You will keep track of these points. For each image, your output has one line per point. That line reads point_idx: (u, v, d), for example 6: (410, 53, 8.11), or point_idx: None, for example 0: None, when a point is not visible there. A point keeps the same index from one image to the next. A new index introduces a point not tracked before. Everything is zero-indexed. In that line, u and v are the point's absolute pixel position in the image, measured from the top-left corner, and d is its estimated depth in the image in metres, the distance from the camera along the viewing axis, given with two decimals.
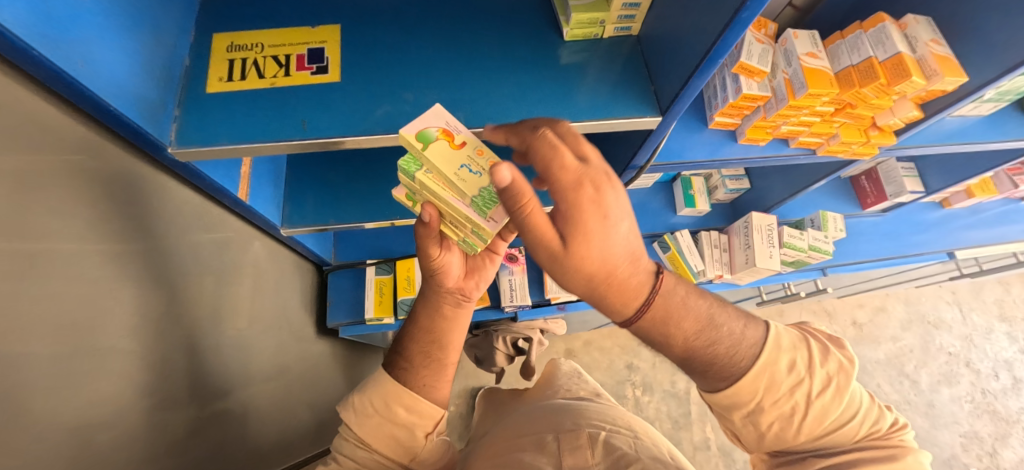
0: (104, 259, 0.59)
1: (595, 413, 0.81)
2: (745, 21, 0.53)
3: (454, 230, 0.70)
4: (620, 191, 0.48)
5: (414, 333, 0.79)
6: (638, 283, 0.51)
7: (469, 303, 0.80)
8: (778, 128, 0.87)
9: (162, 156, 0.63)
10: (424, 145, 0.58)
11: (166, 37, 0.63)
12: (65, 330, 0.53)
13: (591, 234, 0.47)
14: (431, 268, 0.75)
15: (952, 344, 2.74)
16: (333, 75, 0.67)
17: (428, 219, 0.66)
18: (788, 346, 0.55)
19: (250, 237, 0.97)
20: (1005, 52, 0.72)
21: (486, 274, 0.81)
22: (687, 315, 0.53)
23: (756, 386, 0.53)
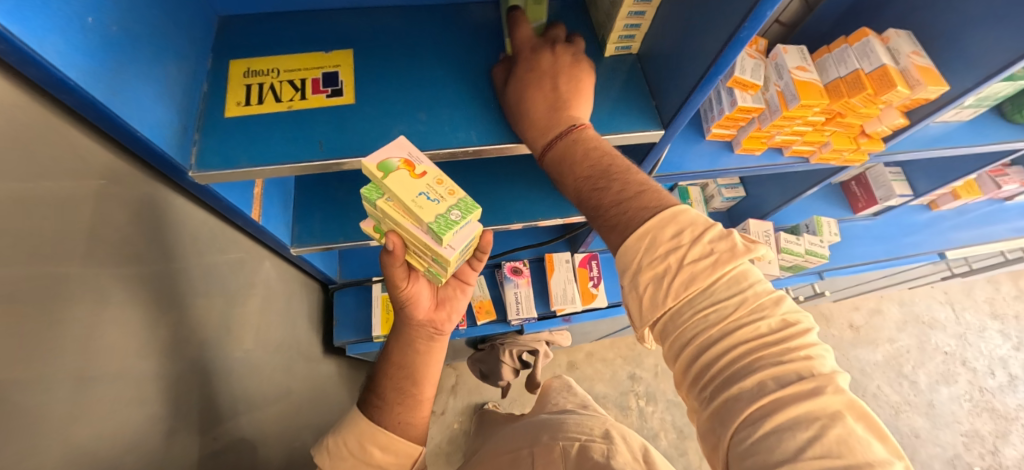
0: (127, 280, 0.60)
1: (572, 425, 0.87)
2: (743, 39, 0.56)
3: (420, 259, 0.69)
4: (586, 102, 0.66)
5: (388, 369, 0.80)
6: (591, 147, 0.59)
7: (442, 336, 0.82)
8: (773, 138, 0.91)
9: (183, 180, 0.65)
10: (384, 175, 0.56)
11: (186, 63, 0.65)
12: (92, 352, 0.54)
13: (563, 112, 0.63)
14: (400, 301, 0.75)
15: (948, 344, 2.78)
16: (347, 98, 0.70)
17: (393, 248, 0.62)
18: (708, 235, 0.47)
19: (261, 257, 0.98)
20: (982, 60, 0.76)
21: (457, 306, 0.82)
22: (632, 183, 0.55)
23: (659, 245, 0.48)
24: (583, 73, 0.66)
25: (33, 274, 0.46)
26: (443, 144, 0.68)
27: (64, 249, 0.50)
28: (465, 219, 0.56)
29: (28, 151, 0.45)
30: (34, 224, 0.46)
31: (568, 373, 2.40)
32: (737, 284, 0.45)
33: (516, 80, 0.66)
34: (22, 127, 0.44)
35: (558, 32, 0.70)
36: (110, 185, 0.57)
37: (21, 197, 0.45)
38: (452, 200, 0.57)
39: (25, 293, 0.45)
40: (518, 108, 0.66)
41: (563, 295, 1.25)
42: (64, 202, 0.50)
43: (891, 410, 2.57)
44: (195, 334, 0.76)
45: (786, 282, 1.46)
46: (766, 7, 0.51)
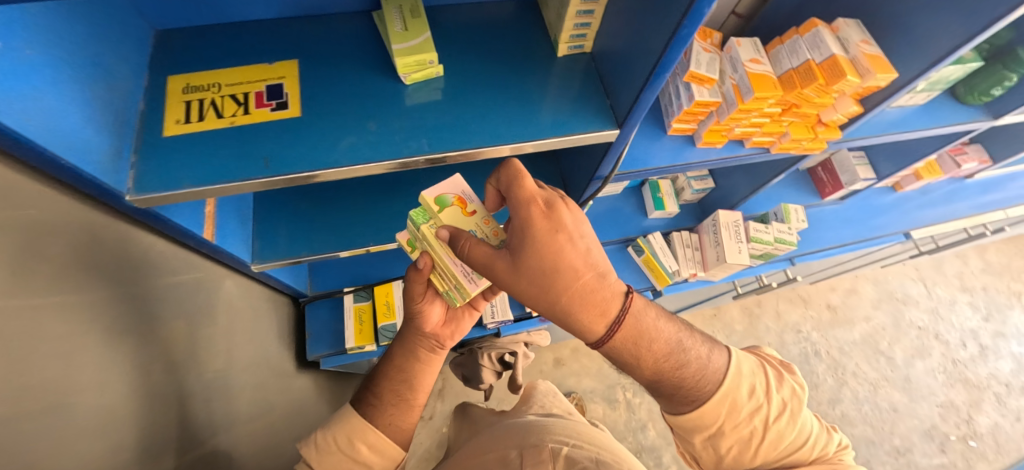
0: (72, 313, 0.57)
1: (558, 428, 0.87)
2: (686, 36, 0.56)
3: (443, 282, 0.74)
4: (575, 210, 0.60)
5: (388, 371, 0.82)
6: (605, 299, 0.60)
7: (443, 351, 0.83)
8: (732, 131, 0.91)
9: (122, 204, 0.62)
10: (440, 208, 0.68)
11: (118, 82, 0.62)
12: (37, 392, 0.51)
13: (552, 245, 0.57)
14: (413, 311, 0.78)
15: (921, 319, 2.87)
16: (293, 110, 0.68)
17: (423, 266, 0.71)
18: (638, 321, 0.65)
19: (222, 276, 0.95)
20: (928, 47, 0.77)
21: (462, 326, 0.84)
22: (658, 338, 0.64)
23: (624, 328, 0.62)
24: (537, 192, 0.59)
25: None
26: (395, 153, 0.67)
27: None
28: None
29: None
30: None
31: (554, 370, 2.40)
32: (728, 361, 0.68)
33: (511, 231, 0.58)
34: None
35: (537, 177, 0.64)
36: (48, 214, 0.54)
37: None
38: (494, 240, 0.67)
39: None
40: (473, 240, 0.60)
41: None
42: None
43: (869, 387, 2.64)
44: (153, 362, 0.73)
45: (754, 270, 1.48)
46: (703, 4, 0.51)
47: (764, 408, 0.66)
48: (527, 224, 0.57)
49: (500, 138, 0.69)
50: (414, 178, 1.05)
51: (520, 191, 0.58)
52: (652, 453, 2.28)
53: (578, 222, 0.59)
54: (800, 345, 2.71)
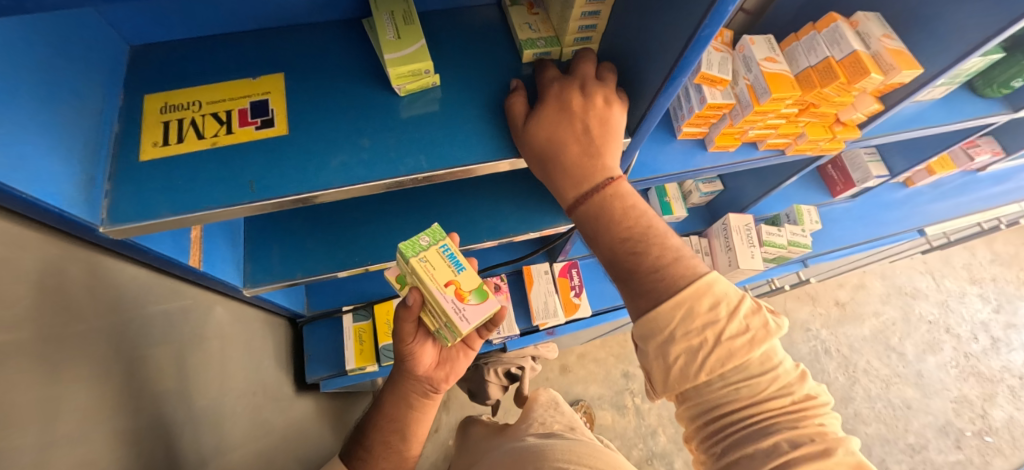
0: (44, 360, 0.52)
1: (560, 453, 0.81)
2: (706, 38, 0.50)
3: (434, 320, 0.67)
4: (595, 95, 0.63)
5: (378, 420, 0.77)
6: (614, 207, 0.60)
7: (438, 394, 0.77)
8: (746, 134, 0.87)
9: (93, 237, 0.57)
10: (511, 5, 0.74)
11: (90, 103, 0.57)
12: (18, 450, 0.48)
13: (563, 119, 0.62)
14: (401, 354, 0.71)
15: (931, 312, 2.82)
16: (280, 128, 0.63)
17: (412, 303, 0.63)
18: (744, 310, 0.56)
19: (210, 303, 0.90)
20: (957, 39, 0.73)
21: (459, 366, 0.77)
22: (678, 269, 0.57)
23: (696, 317, 0.55)
24: (617, 109, 0.63)
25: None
26: (390, 172, 0.62)
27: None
28: (546, 47, 0.70)
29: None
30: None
31: (561, 377, 2.35)
32: (768, 363, 0.55)
33: (538, 119, 0.62)
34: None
35: (586, 71, 0.65)
36: (6, 253, 0.48)
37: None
38: (545, 35, 0.71)
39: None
40: (545, 144, 0.62)
41: (545, 309, 1.21)
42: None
43: (881, 383, 2.60)
44: (137, 403, 0.68)
45: (767, 273, 1.44)
46: (726, 4, 0.46)
47: (720, 324, 0.55)
48: (548, 93, 0.63)
49: (503, 152, 0.65)
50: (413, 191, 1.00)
51: (544, 78, 0.66)
52: (665, 458, 2.24)
53: (596, 104, 0.62)
54: (810, 343, 2.67)
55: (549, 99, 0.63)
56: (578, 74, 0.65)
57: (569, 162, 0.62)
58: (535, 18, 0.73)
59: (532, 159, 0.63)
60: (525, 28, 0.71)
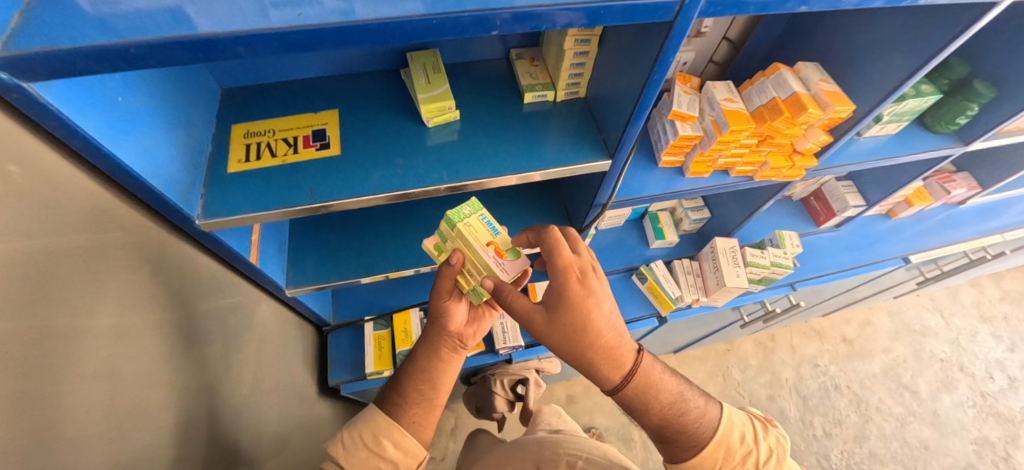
0: (134, 321, 0.65)
1: (573, 443, 0.91)
2: (658, 81, 0.68)
3: (470, 279, 0.82)
4: (602, 279, 0.76)
5: (412, 372, 0.90)
6: (621, 357, 0.76)
7: (465, 350, 0.93)
8: (716, 161, 1.02)
9: (189, 228, 0.72)
10: (517, 59, 0.93)
11: (195, 128, 0.76)
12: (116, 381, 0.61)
13: (579, 305, 0.73)
14: (440, 311, 0.89)
15: (942, 350, 2.78)
16: (333, 150, 0.81)
17: (454, 262, 0.79)
18: (766, 439, 0.77)
19: (258, 300, 1.03)
20: (880, 82, 0.88)
21: (484, 324, 0.96)
22: (663, 388, 0.79)
23: (734, 456, 0.76)
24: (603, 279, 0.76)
25: (47, 317, 0.51)
26: (419, 182, 0.78)
27: (72, 296, 0.54)
28: (543, 92, 0.88)
29: (52, 205, 0.52)
30: (41, 273, 0.50)
31: (567, 407, 2.39)
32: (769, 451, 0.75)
33: (554, 304, 0.74)
34: (49, 180, 0.52)
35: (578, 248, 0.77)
36: (119, 236, 0.62)
37: (31, 252, 0.49)
38: (543, 82, 0.90)
39: (39, 334, 0.50)
40: (570, 343, 0.74)
41: None
42: (70, 254, 0.54)
43: (896, 422, 2.52)
44: (195, 375, 0.80)
45: (757, 293, 1.56)
46: (669, 55, 0.64)
47: (754, 454, 0.75)
48: (569, 287, 0.73)
49: (509, 169, 0.81)
50: (432, 211, 1.16)
51: (560, 259, 0.74)
52: None
53: (604, 289, 0.75)
54: (819, 379, 2.63)
55: (570, 290, 0.73)
56: (582, 256, 0.76)
57: (591, 331, 0.74)
58: (535, 68, 0.91)
59: (569, 361, 0.77)
60: (527, 76, 0.90)
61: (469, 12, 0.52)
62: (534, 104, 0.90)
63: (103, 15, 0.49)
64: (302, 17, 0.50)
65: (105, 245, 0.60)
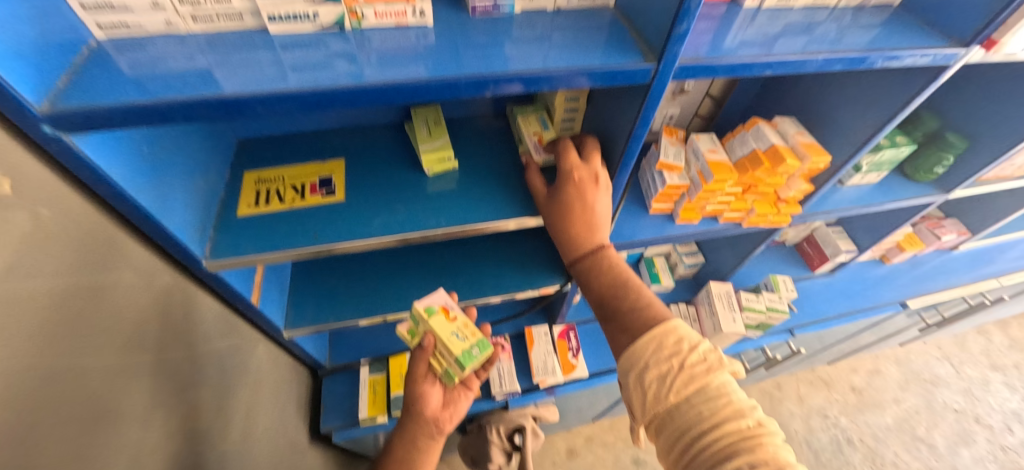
0: (135, 359, 0.66)
1: None
2: (640, 135, 0.74)
3: (442, 360, 0.90)
4: (602, 188, 0.81)
5: (390, 463, 0.92)
6: (590, 237, 0.83)
7: (442, 435, 0.96)
8: (704, 208, 1.06)
9: (196, 269, 0.75)
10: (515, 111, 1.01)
11: (210, 176, 0.81)
12: (110, 420, 0.61)
13: (575, 202, 0.79)
14: (416, 397, 0.93)
15: (956, 400, 2.65)
16: (338, 196, 0.85)
17: (427, 345, 0.86)
18: (703, 347, 0.69)
19: (254, 341, 1.02)
20: (852, 135, 0.94)
21: (459, 406, 0.99)
22: (613, 274, 0.82)
23: (664, 348, 0.70)
24: (601, 185, 0.80)
25: (60, 351, 0.53)
26: (418, 228, 0.82)
27: (82, 333, 0.57)
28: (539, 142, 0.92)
29: (73, 243, 0.56)
30: (57, 309, 0.53)
31: (568, 461, 2.28)
32: (722, 389, 0.65)
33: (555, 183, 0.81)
34: (71, 222, 0.56)
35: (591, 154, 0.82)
36: (128, 276, 0.65)
37: (51, 290, 0.52)
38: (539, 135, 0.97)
39: (47, 370, 0.52)
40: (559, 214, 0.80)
41: (544, 367, 1.31)
42: (83, 292, 0.57)
43: None
44: (186, 417, 0.80)
45: (756, 339, 1.56)
46: (649, 113, 0.70)
47: (683, 354, 0.68)
48: (568, 180, 0.79)
49: (504, 215, 0.85)
50: (432, 255, 1.20)
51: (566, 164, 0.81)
52: None
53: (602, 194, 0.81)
54: (829, 432, 2.48)
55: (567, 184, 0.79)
56: (591, 164, 0.81)
57: (575, 210, 0.80)
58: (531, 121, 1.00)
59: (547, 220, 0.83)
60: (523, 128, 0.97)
61: (467, 77, 0.58)
62: None
63: (141, 78, 0.55)
64: (317, 81, 0.56)
65: (114, 284, 0.62)
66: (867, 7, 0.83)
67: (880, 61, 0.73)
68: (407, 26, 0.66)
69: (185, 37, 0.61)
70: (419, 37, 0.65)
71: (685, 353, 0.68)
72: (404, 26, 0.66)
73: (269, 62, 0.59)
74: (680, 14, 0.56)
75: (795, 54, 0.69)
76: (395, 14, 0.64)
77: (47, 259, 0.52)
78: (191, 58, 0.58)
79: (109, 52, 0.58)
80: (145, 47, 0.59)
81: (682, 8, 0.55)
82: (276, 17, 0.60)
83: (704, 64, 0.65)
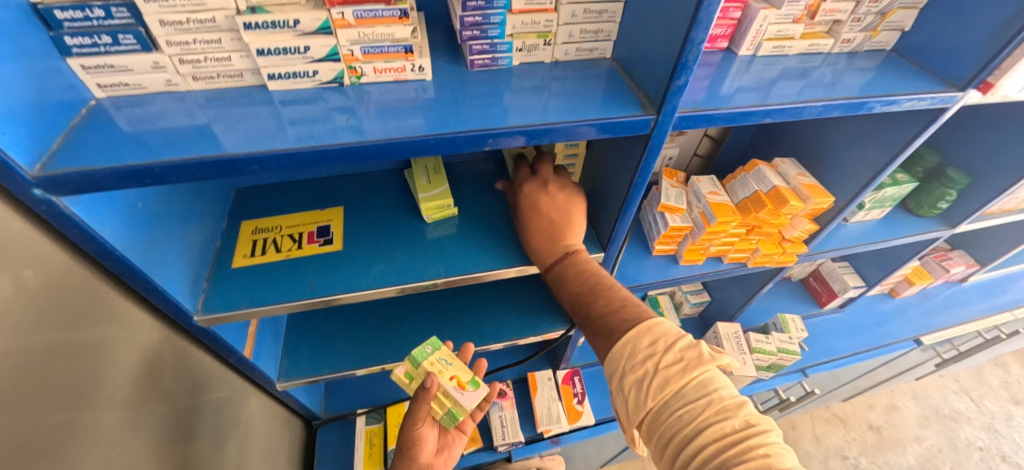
0: (115, 422, 0.62)
1: None
2: (641, 183, 0.74)
3: (444, 400, 0.86)
4: (552, 197, 0.81)
5: None
6: (548, 255, 0.79)
7: None
8: (709, 249, 1.04)
9: (186, 324, 0.73)
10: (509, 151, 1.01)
11: (207, 227, 0.80)
12: None
13: (529, 223, 0.81)
14: (412, 439, 0.88)
15: (979, 438, 2.52)
16: (336, 245, 0.84)
17: (430, 385, 0.80)
18: (681, 344, 0.64)
19: (248, 394, 0.97)
20: (854, 176, 0.93)
21: (453, 452, 0.99)
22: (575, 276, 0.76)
23: (639, 353, 0.64)
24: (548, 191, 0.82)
25: (32, 415, 0.49)
26: (416, 277, 0.80)
27: (58, 399, 0.53)
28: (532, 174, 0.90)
29: (59, 306, 0.53)
30: (34, 371, 0.50)
31: None
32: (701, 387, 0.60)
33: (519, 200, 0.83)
34: (58, 283, 0.54)
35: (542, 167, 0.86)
36: (113, 332, 0.62)
37: (28, 352, 0.49)
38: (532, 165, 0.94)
39: (17, 442, 0.47)
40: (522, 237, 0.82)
41: (548, 415, 1.25)
42: (62, 352, 0.54)
43: None
44: None
45: (768, 380, 1.51)
46: (649, 162, 0.70)
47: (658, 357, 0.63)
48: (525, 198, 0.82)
49: (504, 262, 0.83)
50: (432, 299, 1.18)
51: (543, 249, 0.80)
52: None
53: (551, 203, 0.81)
54: None
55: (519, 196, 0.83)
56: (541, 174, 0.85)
57: (535, 234, 0.80)
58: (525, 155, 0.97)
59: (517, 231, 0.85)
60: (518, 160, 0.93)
61: (465, 131, 0.58)
62: None
63: (140, 135, 0.55)
64: (315, 137, 0.56)
65: (100, 341, 0.59)
66: (861, 52, 0.84)
67: (879, 106, 0.73)
68: (406, 80, 0.66)
69: (185, 94, 0.61)
70: (418, 91, 0.65)
71: (650, 365, 0.63)
72: (403, 81, 0.66)
73: (268, 117, 0.59)
74: (678, 68, 0.57)
75: (793, 102, 0.69)
76: (394, 69, 0.64)
77: (26, 323, 0.49)
78: (190, 114, 0.58)
79: (109, 110, 0.58)
80: (144, 104, 0.59)
81: (681, 61, 0.56)
82: (275, 75, 0.61)
83: (704, 113, 0.65)
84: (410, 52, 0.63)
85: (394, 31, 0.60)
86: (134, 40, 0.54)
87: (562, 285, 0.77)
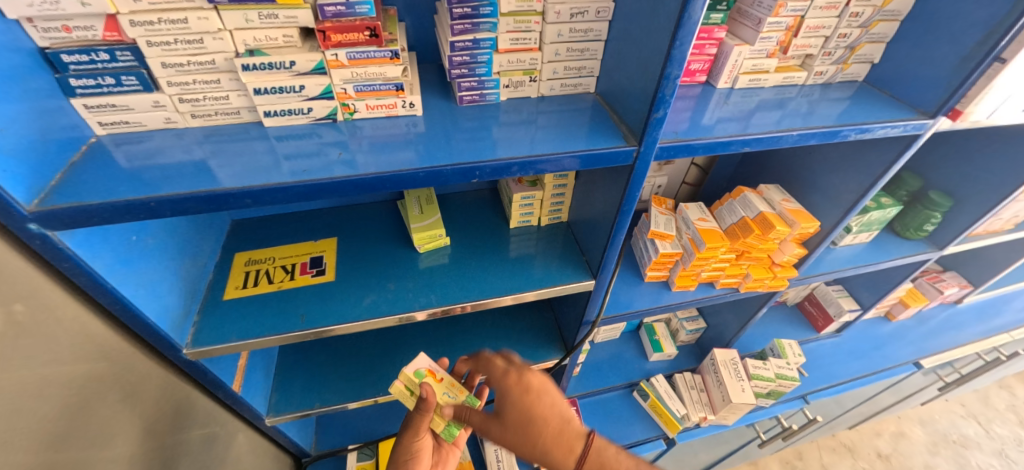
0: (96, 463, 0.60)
1: None
2: (627, 211, 0.75)
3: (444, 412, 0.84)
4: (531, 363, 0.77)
5: None
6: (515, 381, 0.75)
7: None
8: (700, 275, 1.05)
9: (175, 358, 0.72)
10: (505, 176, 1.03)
11: (200, 258, 0.81)
12: None
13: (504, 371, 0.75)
14: (410, 450, 0.86)
15: (992, 464, 2.44)
16: (328, 276, 0.85)
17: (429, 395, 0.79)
18: None
19: (236, 429, 0.94)
20: (837, 202, 0.95)
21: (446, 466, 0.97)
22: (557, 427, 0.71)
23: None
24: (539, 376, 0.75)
25: (20, 454, 0.48)
26: (407, 307, 0.80)
27: (37, 440, 0.51)
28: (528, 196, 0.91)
29: (46, 340, 0.53)
30: (20, 411, 0.49)
31: None
32: None
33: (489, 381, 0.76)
34: (46, 317, 0.54)
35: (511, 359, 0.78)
36: (100, 366, 0.61)
37: (10, 391, 0.48)
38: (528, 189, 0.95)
39: None
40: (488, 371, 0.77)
41: None
42: (50, 391, 0.53)
43: None
44: None
45: (769, 408, 1.48)
46: (634, 190, 0.72)
47: None
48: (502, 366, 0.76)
49: (495, 290, 0.84)
50: (426, 330, 1.17)
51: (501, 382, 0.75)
52: None
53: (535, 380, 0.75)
54: None
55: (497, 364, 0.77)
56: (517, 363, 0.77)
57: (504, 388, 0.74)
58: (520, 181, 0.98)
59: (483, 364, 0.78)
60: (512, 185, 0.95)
61: (453, 164, 0.60)
62: (520, 227, 0.97)
63: (138, 170, 0.56)
64: (308, 171, 0.58)
65: (89, 376, 0.58)
66: (834, 83, 0.88)
67: (853, 133, 0.75)
68: (397, 116, 0.69)
69: (183, 131, 0.63)
70: (409, 125, 0.68)
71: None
72: (394, 116, 0.69)
73: (265, 152, 0.61)
74: (656, 101, 0.59)
75: (770, 131, 0.72)
76: (386, 106, 0.67)
77: (15, 359, 0.49)
78: (188, 150, 0.60)
79: (108, 147, 0.60)
80: (144, 141, 0.61)
81: (658, 94, 0.58)
82: (271, 112, 0.63)
83: (684, 143, 0.68)
84: (400, 89, 0.66)
85: (386, 71, 0.62)
86: (136, 81, 0.57)
87: (536, 418, 0.71)
